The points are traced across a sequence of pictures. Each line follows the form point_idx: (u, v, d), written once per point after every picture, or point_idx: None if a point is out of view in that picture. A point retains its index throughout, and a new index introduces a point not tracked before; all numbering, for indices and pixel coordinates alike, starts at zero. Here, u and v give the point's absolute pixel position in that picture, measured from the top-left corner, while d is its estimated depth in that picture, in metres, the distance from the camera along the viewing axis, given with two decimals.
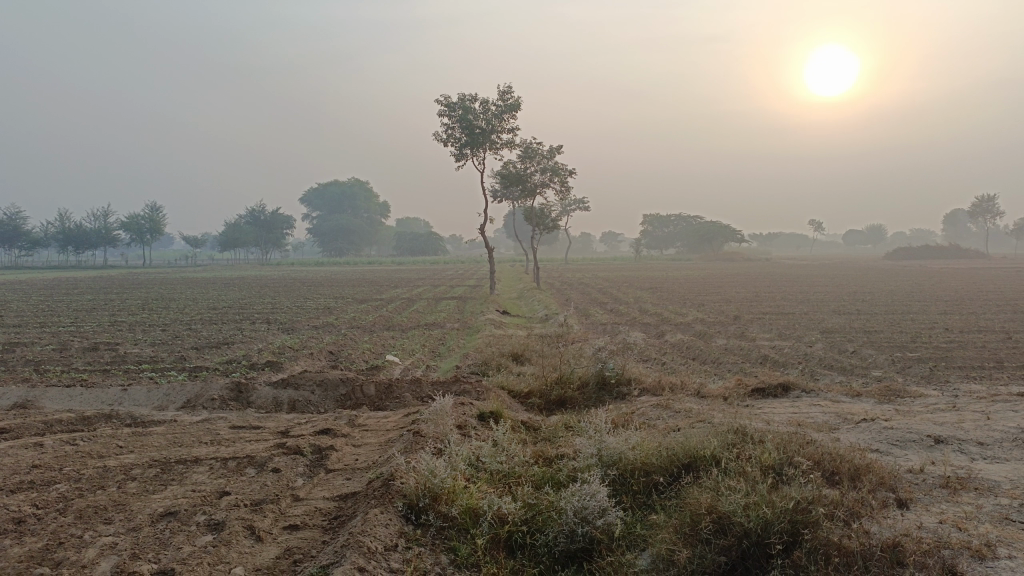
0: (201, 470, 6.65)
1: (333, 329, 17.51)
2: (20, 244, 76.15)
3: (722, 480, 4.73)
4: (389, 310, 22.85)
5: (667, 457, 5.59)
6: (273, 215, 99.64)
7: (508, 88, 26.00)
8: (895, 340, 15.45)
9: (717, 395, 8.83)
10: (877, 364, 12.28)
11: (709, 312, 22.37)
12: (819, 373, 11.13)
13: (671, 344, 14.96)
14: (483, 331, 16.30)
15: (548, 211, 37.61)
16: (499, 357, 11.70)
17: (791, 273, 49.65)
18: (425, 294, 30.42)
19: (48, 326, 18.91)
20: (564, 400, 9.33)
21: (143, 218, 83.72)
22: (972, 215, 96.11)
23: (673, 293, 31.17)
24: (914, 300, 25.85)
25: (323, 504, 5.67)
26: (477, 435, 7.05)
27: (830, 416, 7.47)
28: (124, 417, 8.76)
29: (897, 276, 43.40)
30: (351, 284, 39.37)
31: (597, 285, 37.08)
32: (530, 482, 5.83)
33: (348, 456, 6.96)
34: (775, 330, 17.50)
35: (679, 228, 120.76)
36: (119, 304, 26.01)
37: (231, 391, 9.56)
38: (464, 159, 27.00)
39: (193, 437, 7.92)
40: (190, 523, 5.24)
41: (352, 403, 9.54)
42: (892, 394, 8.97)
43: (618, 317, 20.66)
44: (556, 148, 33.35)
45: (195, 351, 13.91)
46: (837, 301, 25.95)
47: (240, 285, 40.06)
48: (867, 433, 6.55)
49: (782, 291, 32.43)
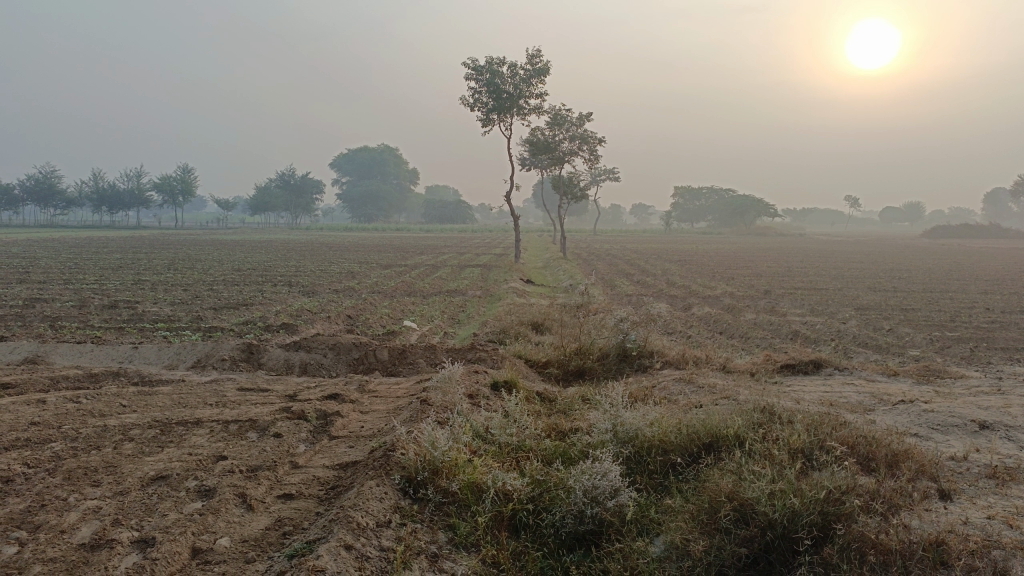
0: (201, 432, 6.41)
1: (354, 294, 17.32)
2: (55, 204, 77.13)
3: (745, 463, 4.34)
4: (411, 276, 22.57)
5: (687, 435, 5.21)
6: (303, 180, 99.88)
7: (537, 51, 25.34)
8: (933, 319, 14.81)
9: (744, 371, 8.41)
10: (914, 343, 11.72)
11: (739, 286, 21.78)
12: (852, 350, 10.63)
13: (697, 317, 14.52)
14: (505, 299, 15.99)
15: (576, 180, 37.00)
16: (518, 325, 11.35)
17: (825, 250, 48.57)
18: (450, 261, 30.10)
19: (73, 283, 18.98)
20: (582, 371, 8.98)
21: (175, 179, 84.36)
22: (1015, 194, 93.09)
23: (702, 267, 30.47)
24: (954, 279, 24.92)
25: (321, 473, 5.38)
26: (488, 406, 6.73)
27: (864, 396, 7.01)
28: (133, 375, 8.59)
29: (935, 255, 42.17)
30: (376, 250, 39.20)
31: (624, 257, 36.49)
32: (541, 457, 5.50)
33: (353, 423, 6.68)
34: (807, 306, 16.94)
35: (710, 201, 118.94)
36: (147, 263, 26.11)
37: (242, 352, 9.35)
38: (491, 124, 26.50)
39: (198, 398, 7.70)
40: (179, 489, 4.99)
41: (364, 368, 9.27)
42: (932, 375, 8.47)
43: (645, 289, 20.23)
44: (586, 115, 32.65)
45: (213, 311, 13.78)
46: (873, 278, 25.15)
47: (267, 247, 40.21)
48: (905, 416, 6.10)
49: (816, 267, 31.54)
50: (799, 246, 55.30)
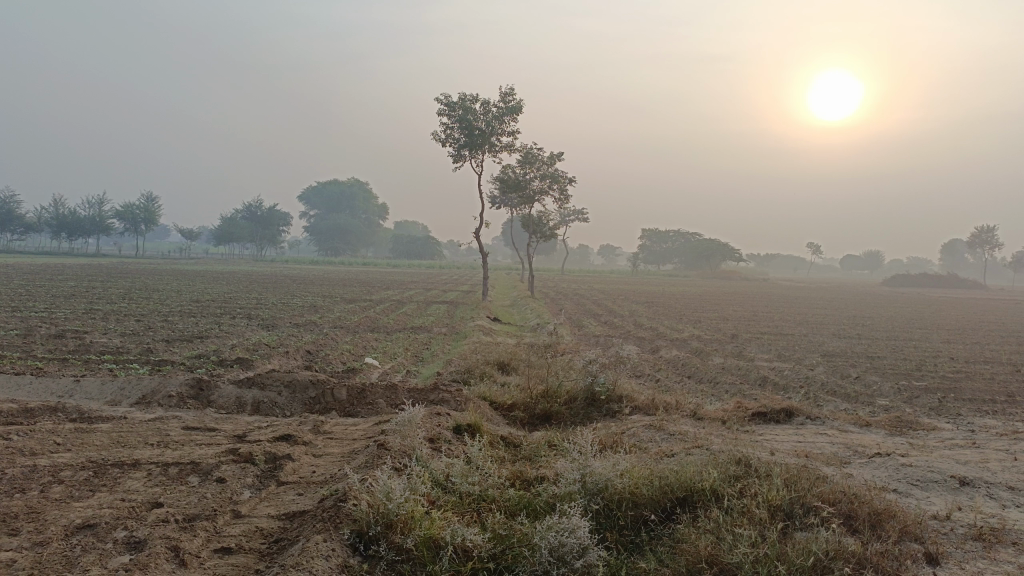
0: (137, 476, 5.93)
1: (315, 328, 16.84)
2: (12, 228, 75.14)
3: (724, 523, 4.06)
4: (376, 311, 22.13)
5: (659, 487, 4.92)
6: (270, 211, 98.93)
7: (510, 89, 25.40)
8: (899, 367, 14.79)
9: (715, 419, 8.15)
10: (883, 391, 11.61)
11: (706, 329, 21.71)
12: (823, 398, 10.47)
13: (665, 360, 14.30)
14: (471, 337, 15.66)
15: (545, 219, 36.99)
16: (484, 365, 11.01)
17: (789, 295, 49.04)
18: (416, 297, 29.64)
19: (20, 310, 18.17)
20: (549, 415, 8.65)
21: (138, 206, 82.88)
22: (971, 246, 95.58)
23: (668, 309, 30.49)
24: (916, 327, 25.18)
25: (265, 524, 4.97)
26: (449, 451, 6.38)
27: (839, 448, 6.78)
28: (71, 411, 8.04)
29: (897, 303, 42.74)
30: (341, 284, 38.63)
31: (592, 297, 36.40)
32: (504, 508, 5.16)
33: (304, 468, 6.27)
34: (774, 351, 16.86)
35: (677, 245, 120.22)
36: (101, 292, 25.25)
37: (191, 389, 8.87)
38: (462, 161, 26.39)
39: (139, 437, 7.20)
40: (106, 540, 4.52)
41: (320, 408, 8.83)
42: (904, 426, 8.30)
43: (612, 330, 20.03)
44: (557, 154, 32.76)
45: (165, 344, 13.21)
46: (837, 324, 25.31)
47: (229, 279, 39.39)
48: (883, 470, 5.87)
49: (781, 311, 31.72)
50: (764, 291, 55.79)
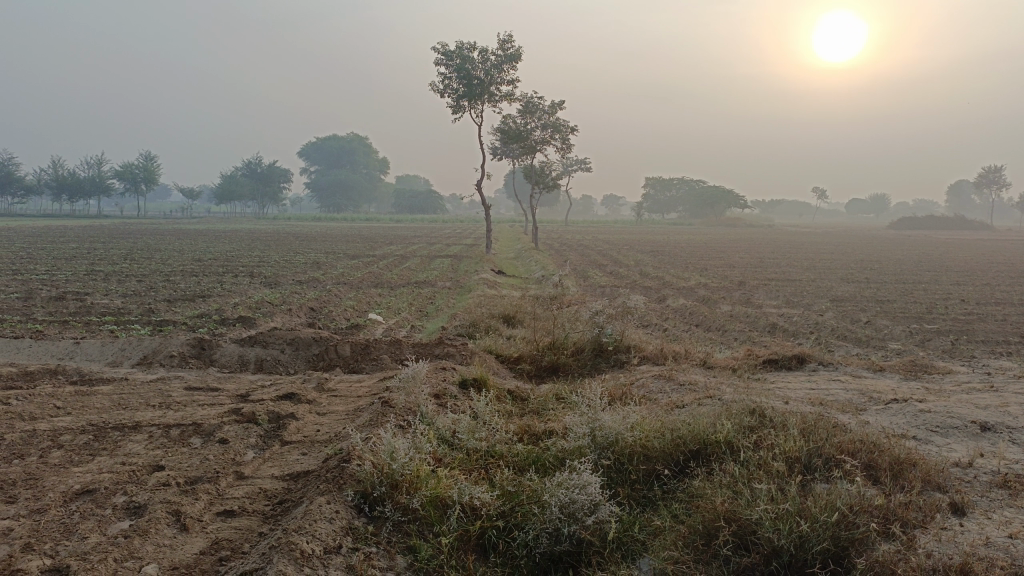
0: (138, 438, 5.82)
1: (318, 285, 16.70)
2: (13, 191, 74.79)
3: (742, 480, 3.92)
4: (379, 267, 21.92)
5: (672, 440, 4.78)
6: (270, 168, 98.24)
7: (509, 36, 24.76)
8: (910, 311, 14.60)
9: (725, 367, 8.02)
10: (894, 335, 11.45)
11: (713, 277, 21.49)
12: (834, 344, 10.31)
13: (672, 309, 14.12)
14: (475, 291, 15.49)
15: (548, 169, 36.49)
16: (489, 318, 10.86)
17: (795, 241, 48.64)
18: (419, 251, 29.38)
19: (20, 273, 18.02)
20: (556, 366, 8.52)
21: (137, 167, 82.16)
22: (978, 187, 94.41)
23: (674, 258, 30.22)
24: (925, 270, 24.88)
25: (268, 485, 4.86)
26: (455, 407, 6.25)
27: (853, 394, 6.63)
28: (71, 373, 7.93)
29: (906, 246, 42.28)
30: (344, 240, 38.32)
31: (596, 247, 36.08)
32: (512, 464, 5.04)
33: (308, 427, 6.14)
34: (783, 297, 16.67)
35: (681, 193, 119.27)
36: (103, 253, 25.07)
37: (192, 348, 8.76)
38: (461, 111, 25.89)
39: (141, 399, 7.09)
40: (105, 506, 4.40)
41: (324, 365, 8.72)
42: (918, 369, 8.15)
43: (618, 280, 19.84)
44: (558, 103, 32.14)
45: (167, 303, 13.09)
46: (845, 269, 25.03)
47: (231, 237, 39.18)
48: (900, 417, 5.72)
49: (787, 257, 31.40)
50: (770, 237, 55.21)
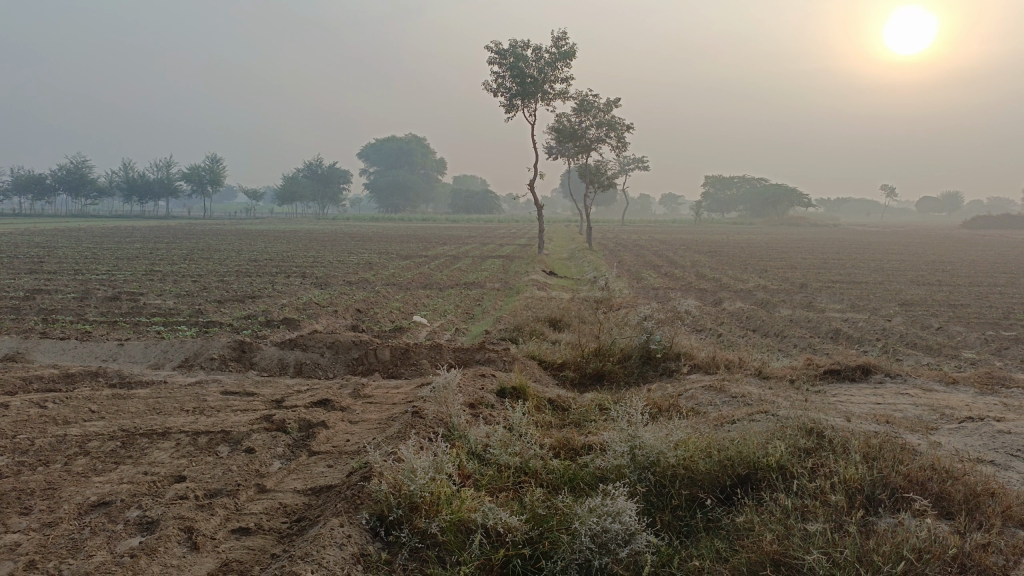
0: (165, 446, 5.69)
1: (368, 286, 16.63)
2: (87, 193, 77.69)
3: (797, 522, 3.50)
4: (430, 267, 21.85)
5: (719, 461, 4.38)
6: (330, 169, 99.86)
7: (563, 33, 24.40)
8: (986, 316, 13.71)
9: (782, 378, 7.51)
10: (968, 343, 10.71)
11: (773, 279, 20.71)
12: (902, 352, 9.66)
13: (728, 313, 13.57)
14: (524, 293, 15.20)
15: (603, 168, 35.94)
16: (534, 321, 10.53)
17: (862, 241, 46.85)
18: (472, 252, 29.26)
19: (82, 273, 18.47)
20: (602, 374, 8.14)
21: (204, 169, 84.41)
22: None
23: (732, 258, 29.40)
24: (1002, 273, 23.52)
25: (289, 500, 4.63)
26: (491, 417, 5.94)
27: (922, 411, 6.07)
28: (112, 376, 7.93)
29: (980, 246, 40.28)
30: (399, 240, 38.48)
31: (653, 248, 35.39)
32: (546, 483, 4.71)
33: (338, 436, 5.91)
34: (847, 300, 15.91)
35: (741, 191, 116.87)
36: (165, 254, 25.66)
37: (233, 350, 8.67)
38: (514, 110, 25.63)
39: (175, 403, 6.98)
40: (117, 521, 4.25)
41: (363, 369, 8.52)
42: (996, 383, 7.48)
43: (673, 282, 19.27)
44: (614, 101, 31.60)
45: (216, 304, 13.15)
46: (915, 271, 23.87)
47: (289, 237, 39.74)
48: (976, 438, 5.17)
49: (853, 258, 30.15)
50: (835, 238, 53.38)
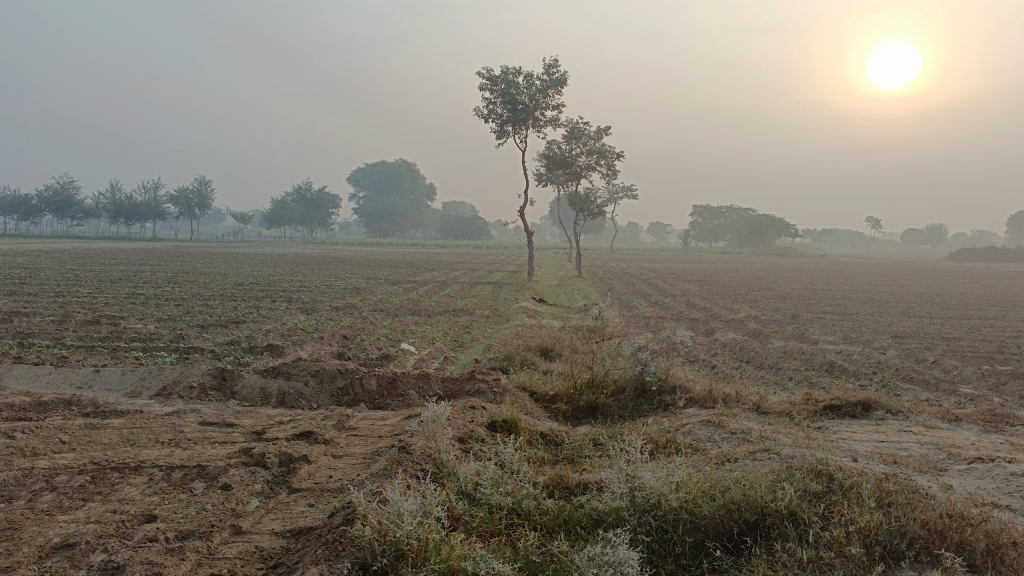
0: (137, 482, 5.38)
1: (355, 312, 16.34)
2: (73, 214, 77.10)
3: None
4: (418, 293, 21.59)
5: (725, 505, 4.14)
6: (319, 194, 99.72)
7: (555, 61, 24.45)
8: (979, 349, 13.58)
9: (781, 413, 7.28)
10: (965, 378, 10.54)
11: (763, 309, 20.59)
12: (899, 386, 9.48)
13: (720, 344, 13.37)
14: (514, 320, 14.96)
15: (593, 196, 35.91)
16: (524, 351, 10.29)
17: (849, 272, 47.04)
18: (461, 278, 29.04)
19: (62, 296, 18.09)
20: (595, 407, 7.89)
21: (191, 192, 83.98)
22: None
23: (721, 288, 29.33)
24: (991, 305, 23.50)
25: (267, 543, 4.34)
26: (481, 453, 5.69)
27: (928, 451, 5.85)
28: (86, 404, 7.60)
29: (967, 279, 40.40)
30: (388, 265, 38.20)
31: (642, 276, 35.29)
32: (541, 526, 4.45)
33: (320, 472, 5.62)
34: (839, 332, 15.77)
35: (729, 220, 117.63)
36: (148, 276, 25.26)
37: (213, 379, 8.36)
38: (505, 137, 25.56)
39: (151, 434, 6.67)
40: (80, 567, 3.95)
41: (348, 400, 8.23)
42: (999, 420, 7.28)
43: (664, 311, 19.10)
44: (604, 129, 31.67)
45: (198, 329, 12.82)
46: (904, 303, 23.84)
47: (276, 261, 39.43)
48: (988, 480, 4.95)
49: (842, 289, 30.17)
50: (822, 268, 53.58)
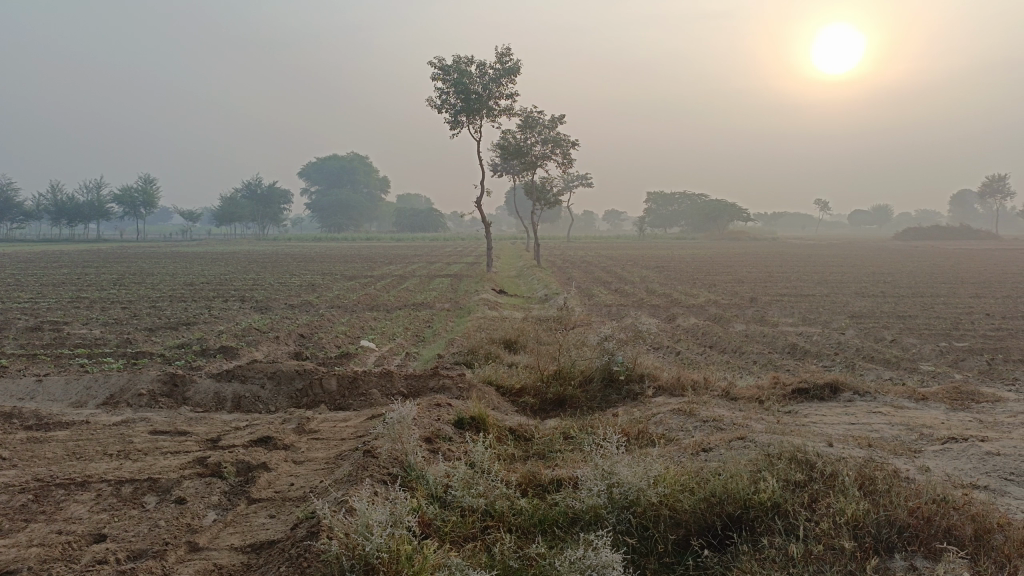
0: (83, 499, 5.05)
1: (311, 309, 15.94)
2: (12, 217, 74.33)
3: None
4: (376, 288, 21.20)
5: (708, 500, 4.01)
6: (271, 189, 97.89)
7: (507, 49, 24.20)
8: (935, 327, 13.79)
9: (750, 399, 7.21)
10: (925, 355, 10.65)
11: (722, 293, 20.72)
12: (863, 367, 9.52)
13: (683, 329, 13.35)
14: (475, 312, 14.74)
15: (549, 185, 35.80)
16: (488, 344, 10.08)
17: (803, 254, 47.79)
18: (419, 271, 28.68)
19: (2, 302, 17.30)
20: (563, 400, 7.73)
21: (136, 190, 81.62)
22: (982, 196, 94.24)
23: (679, 273, 29.47)
24: (941, 283, 23.99)
25: (225, 559, 4.08)
26: (449, 452, 5.48)
27: (900, 432, 5.82)
28: (28, 416, 7.18)
29: (915, 257, 41.36)
30: (343, 260, 37.58)
31: (600, 264, 35.34)
32: (515, 527, 4.26)
33: (281, 480, 5.35)
34: (798, 314, 15.90)
35: (683, 206, 118.85)
36: (93, 279, 24.34)
37: (164, 385, 7.99)
38: (459, 127, 25.27)
39: (98, 446, 6.30)
40: None
41: (308, 401, 7.93)
42: (965, 397, 7.31)
43: (625, 298, 19.08)
44: (558, 117, 31.55)
45: (147, 332, 12.33)
46: (857, 283, 24.21)
47: (227, 260, 38.52)
48: (964, 460, 4.91)
49: (796, 272, 30.58)
50: (775, 251, 54.33)
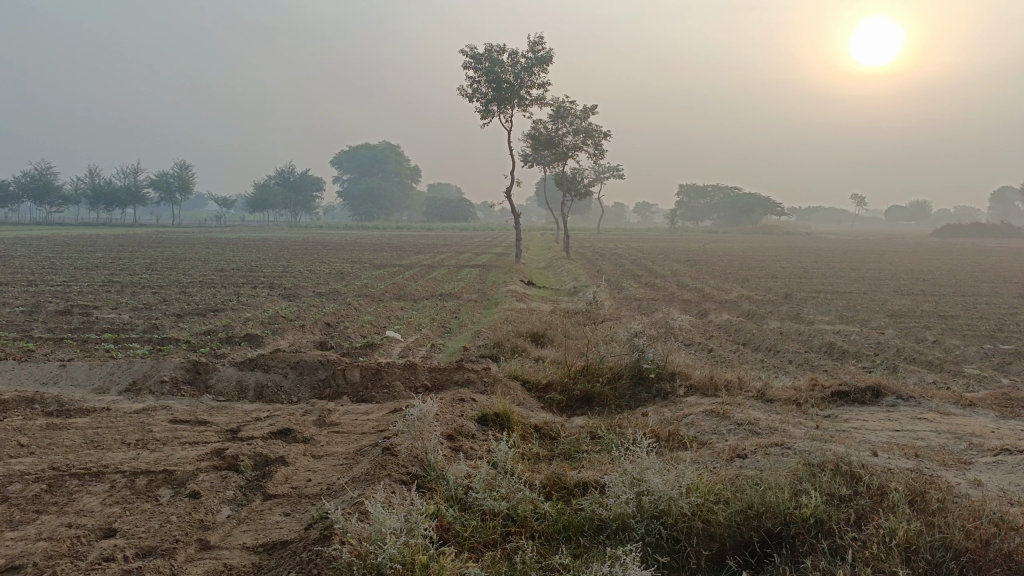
0: (97, 490, 4.93)
1: (339, 297, 15.83)
2: (52, 201, 75.62)
3: None
4: (405, 277, 21.09)
5: (744, 513, 3.76)
6: (303, 177, 98.53)
7: (540, 38, 23.87)
8: (979, 328, 13.26)
9: (787, 402, 6.90)
10: (970, 358, 10.20)
11: (755, 289, 20.27)
12: (904, 369, 9.13)
13: (715, 326, 13.01)
14: (503, 304, 14.52)
15: (580, 176, 35.37)
16: (515, 337, 9.85)
17: (839, 249, 46.74)
18: (448, 261, 28.55)
19: (36, 285, 17.45)
20: (591, 397, 7.50)
21: (172, 176, 82.56)
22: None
23: (711, 268, 28.94)
24: (983, 281, 23.24)
25: (236, 559, 3.93)
26: (472, 451, 5.27)
27: (948, 441, 5.49)
28: (50, 401, 7.13)
29: (955, 254, 40.27)
30: (374, 248, 37.61)
31: (631, 257, 34.90)
32: (538, 534, 4.04)
33: (299, 475, 5.19)
34: (834, 312, 15.44)
35: (716, 199, 117.39)
36: (126, 263, 24.57)
37: (187, 372, 7.90)
38: (490, 117, 25.01)
39: (117, 435, 6.20)
40: None
41: (331, 392, 7.78)
42: (1015, 404, 6.93)
43: (656, 292, 18.73)
44: (591, 107, 31.14)
45: (175, 318, 12.30)
46: (895, 280, 23.57)
47: (259, 246, 38.72)
48: (1018, 473, 4.59)
49: (832, 267, 29.93)
50: (810, 246, 53.26)
